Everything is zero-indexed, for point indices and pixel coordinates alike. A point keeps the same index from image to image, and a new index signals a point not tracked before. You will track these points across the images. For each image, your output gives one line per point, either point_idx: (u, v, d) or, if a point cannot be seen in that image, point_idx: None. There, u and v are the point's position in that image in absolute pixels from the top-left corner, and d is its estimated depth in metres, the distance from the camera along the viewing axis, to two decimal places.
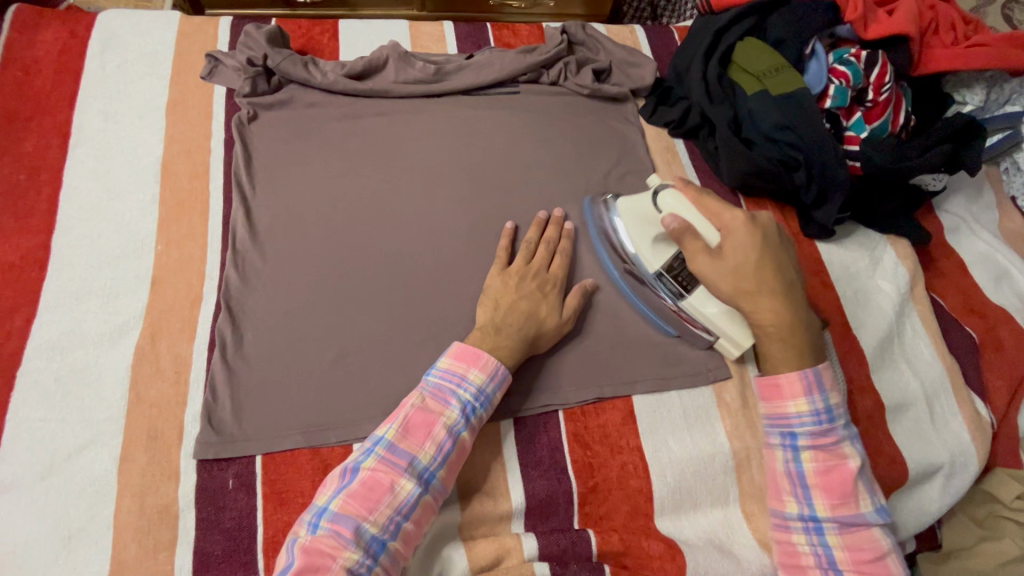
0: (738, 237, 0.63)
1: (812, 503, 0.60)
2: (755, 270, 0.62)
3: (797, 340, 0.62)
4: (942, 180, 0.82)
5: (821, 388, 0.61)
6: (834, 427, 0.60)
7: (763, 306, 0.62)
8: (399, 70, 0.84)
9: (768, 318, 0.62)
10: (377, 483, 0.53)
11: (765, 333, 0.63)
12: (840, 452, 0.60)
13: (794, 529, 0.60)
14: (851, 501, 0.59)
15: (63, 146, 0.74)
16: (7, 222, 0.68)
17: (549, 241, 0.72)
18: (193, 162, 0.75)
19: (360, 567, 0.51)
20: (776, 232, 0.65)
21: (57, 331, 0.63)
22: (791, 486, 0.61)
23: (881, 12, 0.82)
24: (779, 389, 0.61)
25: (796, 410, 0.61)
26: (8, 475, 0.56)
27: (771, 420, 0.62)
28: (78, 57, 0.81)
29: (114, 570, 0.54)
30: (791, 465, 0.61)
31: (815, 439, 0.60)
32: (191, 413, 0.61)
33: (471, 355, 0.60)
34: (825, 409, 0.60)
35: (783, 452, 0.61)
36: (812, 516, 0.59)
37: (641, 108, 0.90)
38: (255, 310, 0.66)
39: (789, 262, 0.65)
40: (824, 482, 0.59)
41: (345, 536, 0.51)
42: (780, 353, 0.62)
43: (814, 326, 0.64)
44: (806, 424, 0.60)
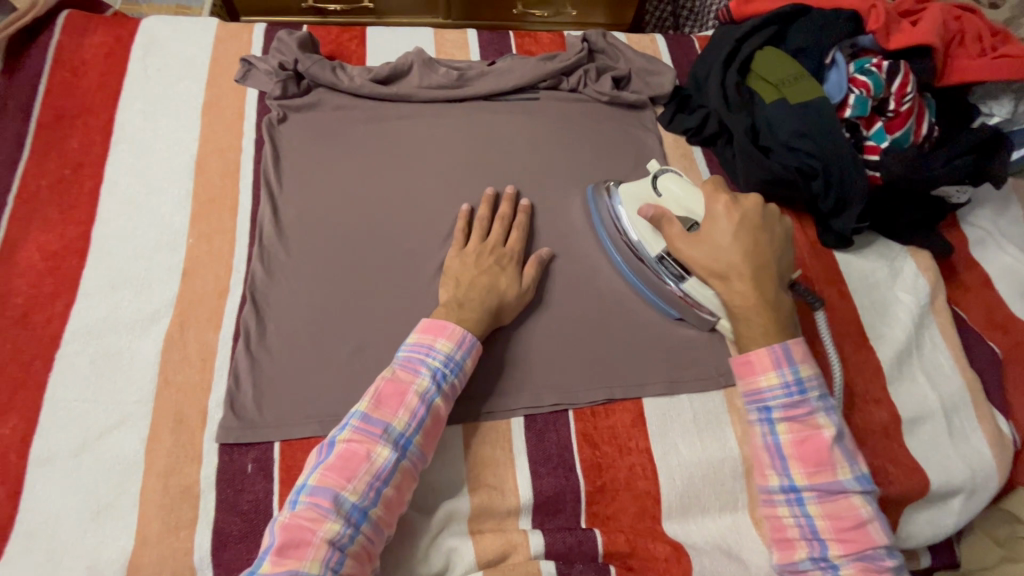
0: (717, 221, 0.66)
1: (790, 474, 0.60)
2: (727, 253, 0.65)
3: (765, 321, 0.63)
4: (966, 194, 0.81)
5: (790, 360, 0.61)
6: (806, 398, 0.60)
7: (732, 288, 0.64)
8: (423, 76, 0.87)
9: (736, 300, 0.64)
10: (354, 454, 0.55)
11: (733, 314, 0.65)
12: (814, 422, 0.60)
13: (778, 502, 0.60)
14: (827, 468, 0.59)
15: (105, 143, 0.79)
16: (52, 213, 0.73)
17: (503, 218, 0.74)
18: (225, 161, 0.79)
19: (342, 538, 0.52)
20: (760, 214, 0.66)
21: (93, 317, 0.67)
22: (770, 459, 0.61)
23: (904, 22, 0.82)
24: (751, 365, 0.62)
25: (768, 384, 0.61)
26: (44, 451, 0.60)
27: (746, 397, 0.63)
28: (122, 59, 0.85)
29: (138, 546, 0.56)
30: (768, 438, 0.61)
31: (788, 411, 0.61)
32: (214, 399, 0.64)
33: (437, 327, 0.63)
34: (795, 380, 0.61)
35: (760, 426, 0.62)
36: (792, 487, 0.59)
37: (660, 116, 0.91)
38: (278, 302, 0.69)
39: (770, 243, 0.66)
40: (800, 453, 0.60)
41: (324, 506, 0.53)
42: (748, 332, 0.63)
43: (787, 310, 0.64)
44: (778, 396, 0.61)
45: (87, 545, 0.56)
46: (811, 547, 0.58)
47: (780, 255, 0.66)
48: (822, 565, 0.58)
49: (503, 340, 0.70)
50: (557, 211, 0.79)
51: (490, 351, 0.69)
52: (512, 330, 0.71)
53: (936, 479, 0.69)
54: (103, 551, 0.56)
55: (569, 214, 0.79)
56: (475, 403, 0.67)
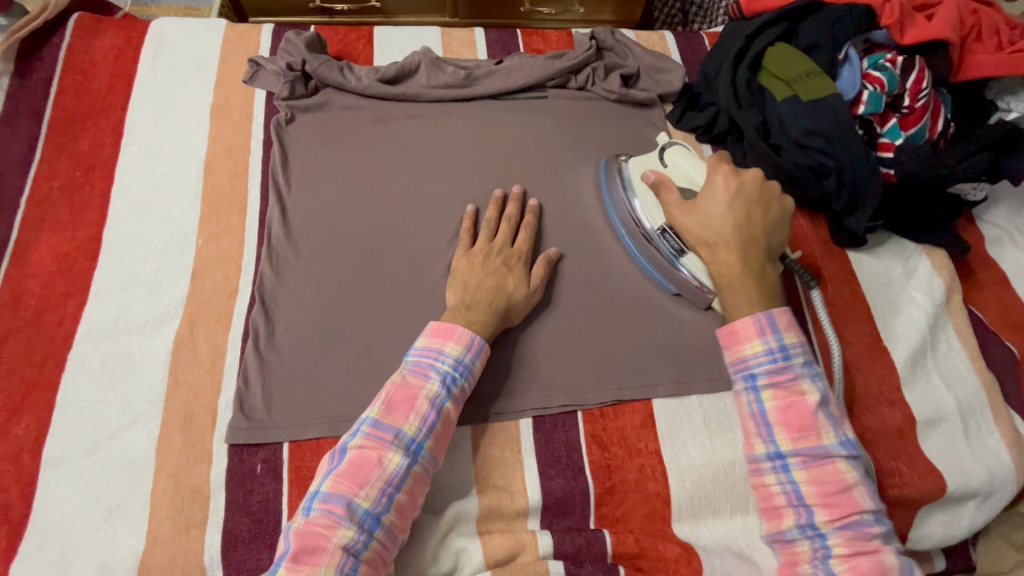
0: (711, 195, 0.68)
1: (775, 440, 0.59)
2: (716, 224, 0.66)
3: (748, 289, 0.64)
4: (982, 190, 0.79)
5: (774, 328, 0.61)
6: (791, 364, 0.60)
7: (718, 257, 0.65)
8: (431, 75, 0.87)
9: (721, 269, 0.65)
10: (365, 460, 0.55)
11: (718, 282, 0.66)
12: (799, 388, 0.59)
13: (765, 471, 0.59)
14: (812, 433, 0.58)
15: (116, 145, 0.79)
16: (64, 215, 0.73)
17: (509, 217, 0.74)
18: (234, 162, 0.79)
19: (356, 544, 0.52)
20: (759, 189, 0.67)
21: (104, 318, 0.67)
22: (756, 427, 0.60)
23: (919, 16, 0.80)
24: (737, 334, 0.62)
25: (752, 351, 0.61)
26: (57, 450, 0.60)
27: (731, 366, 0.62)
28: (132, 61, 0.86)
29: (149, 545, 0.57)
30: (753, 406, 0.60)
31: (772, 377, 0.60)
32: (224, 400, 0.64)
33: (446, 330, 0.62)
34: (779, 347, 0.60)
35: (746, 395, 0.61)
36: (777, 454, 0.59)
37: (670, 113, 0.90)
38: (287, 303, 0.69)
39: (766, 215, 0.67)
40: (785, 419, 0.59)
41: (337, 513, 0.52)
42: (732, 302, 0.64)
43: (773, 280, 0.65)
44: (763, 363, 0.60)
45: (99, 545, 0.56)
46: (798, 514, 0.57)
47: (772, 229, 0.67)
48: (809, 534, 0.57)
49: (511, 341, 0.70)
50: (566, 211, 0.79)
51: (499, 353, 0.69)
52: (521, 331, 0.70)
53: (952, 480, 0.68)
54: (114, 551, 0.56)
55: (578, 213, 0.79)
56: (484, 403, 0.66)
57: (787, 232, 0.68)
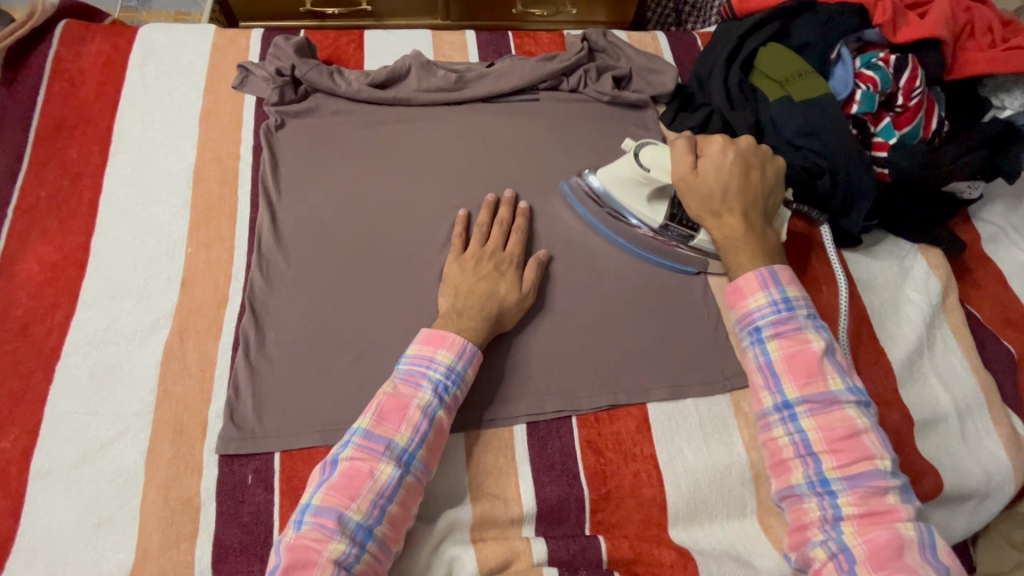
0: (710, 162, 0.69)
1: (782, 389, 0.60)
2: (716, 189, 0.68)
3: (751, 249, 0.66)
4: (978, 189, 0.79)
5: (776, 281, 0.64)
6: (795, 315, 0.62)
7: (723, 220, 0.68)
8: (421, 79, 0.86)
9: (724, 232, 0.68)
10: (357, 471, 0.54)
11: (720, 244, 0.68)
12: (804, 337, 0.61)
13: (773, 423, 0.60)
14: (819, 379, 0.59)
15: (104, 153, 0.78)
16: (52, 224, 0.73)
17: (502, 222, 0.73)
18: (225, 169, 0.78)
19: (347, 557, 0.51)
20: (753, 153, 0.69)
21: (93, 328, 0.66)
22: (762, 377, 0.61)
23: (911, 15, 0.80)
24: (740, 291, 0.65)
25: (756, 304, 0.63)
26: (44, 463, 0.59)
27: (738, 322, 0.65)
28: (120, 68, 0.85)
29: (139, 558, 0.56)
30: (760, 358, 0.62)
31: (777, 328, 0.62)
32: (214, 409, 0.63)
33: (437, 338, 0.62)
34: (783, 299, 0.63)
35: (752, 348, 0.63)
36: (784, 404, 0.60)
37: (662, 114, 0.89)
38: (278, 311, 0.68)
39: (762, 178, 0.69)
40: (791, 367, 0.60)
41: (328, 527, 0.52)
42: (735, 260, 0.67)
43: (772, 240, 0.68)
44: (767, 314, 0.63)
45: (88, 559, 0.56)
46: (806, 465, 0.58)
47: (767, 193, 0.69)
48: (818, 491, 0.57)
49: (504, 346, 0.69)
50: (557, 214, 0.78)
51: (492, 358, 0.68)
52: (514, 336, 0.70)
53: (949, 479, 0.68)
54: (103, 565, 0.56)
55: (571, 217, 0.78)
56: (478, 409, 0.66)
57: (781, 194, 0.71)
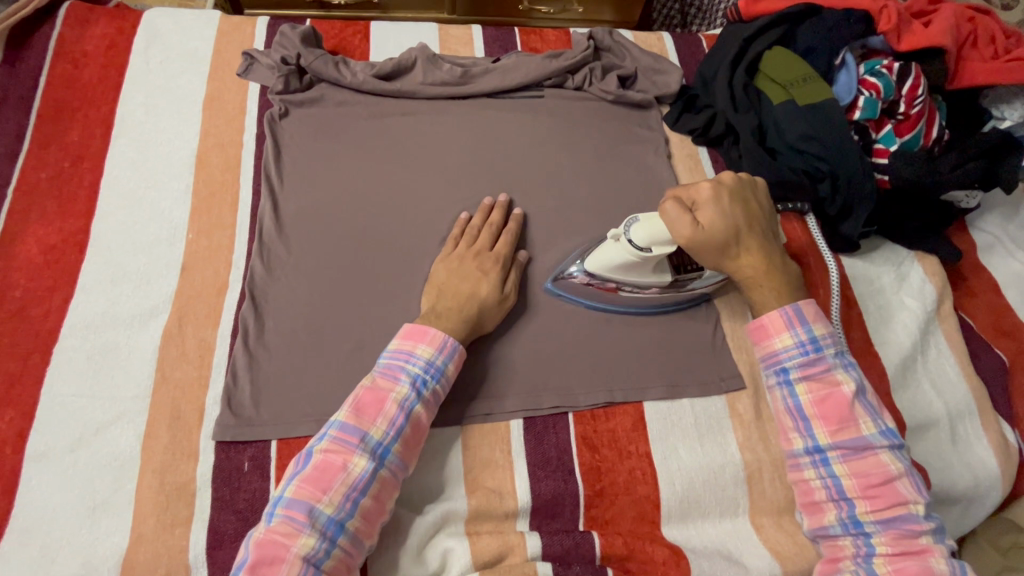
0: (709, 209, 0.67)
1: (814, 434, 0.62)
2: (726, 234, 0.67)
3: (775, 286, 0.67)
4: (975, 199, 0.79)
5: (802, 320, 0.65)
6: (822, 356, 0.64)
7: (740, 262, 0.68)
8: (427, 72, 0.86)
9: (745, 273, 0.68)
10: (330, 465, 0.54)
11: (744, 285, 0.68)
12: (832, 379, 0.63)
13: (804, 465, 0.62)
14: (851, 424, 0.61)
15: (106, 136, 0.78)
16: (52, 206, 0.72)
17: (491, 225, 0.73)
18: (227, 156, 0.78)
19: (317, 552, 0.51)
20: (743, 192, 0.69)
21: (91, 311, 0.66)
22: (793, 422, 0.63)
23: (916, 23, 0.80)
24: (765, 329, 0.66)
25: (783, 345, 0.65)
26: (40, 445, 0.59)
27: (763, 361, 0.66)
28: (124, 52, 0.85)
29: (133, 542, 0.56)
30: (789, 401, 0.64)
31: (805, 370, 0.63)
32: (212, 396, 0.63)
33: (418, 333, 0.62)
34: (810, 340, 0.64)
35: (780, 390, 0.64)
36: (816, 448, 0.61)
37: (666, 115, 0.89)
38: (278, 299, 0.68)
39: (760, 215, 0.69)
40: (822, 412, 0.62)
41: (298, 520, 0.52)
42: (761, 299, 0.67)
43: (793, 272, 0.69)
44: (794, 356, 0.64)
45: (82, 541, 0.56)
46: (839, 508, 0.60)
47: (771, 227, 0.70)
48: (851, 530, 0.59)
49: (504, 342, 0.70)
50: (559, 212, 0.78)
51: (491, 353, 0.69)
52: (513, 332, 0.70)
53: (937, 483, 0.69)
54: (97, 548, 0.56)
55: (572, 214, 0.78)
56: (475, 403, 0.66)
57: (779, 224, 0.72)
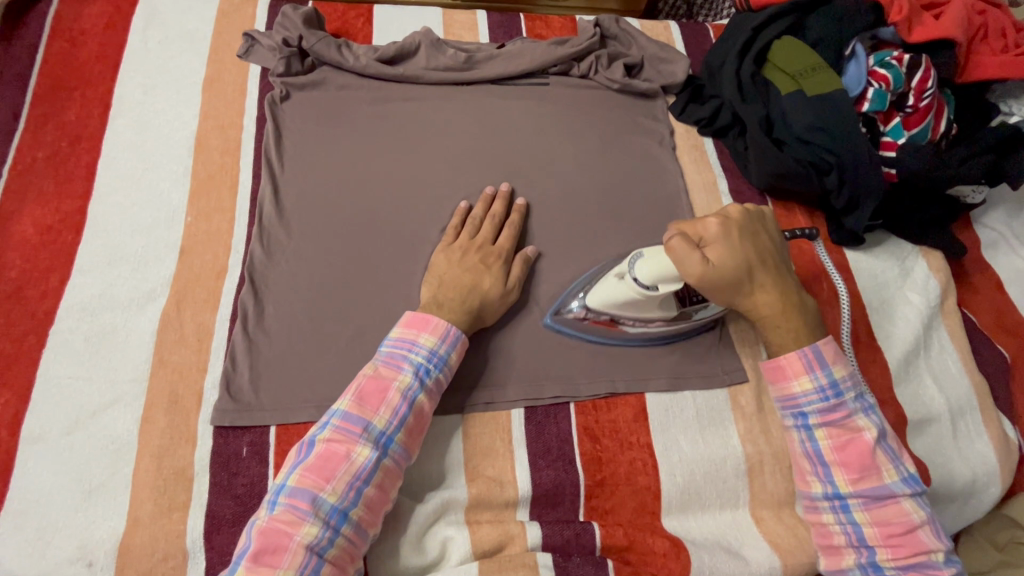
0: (718, 245, 0.62)
1: (834, 481, 0.60)
2: (739, 272, 0.62)
3: (794, 325, 0.63)
4: (981, 194, 0.78)
5: (822, 362, 0.62)
6: (843, 401, 0.61)
7: (756, 300, 0.63)
8: (431, 57, 0.85)
9: (761, 312, 0.63)
10: (334, 453, 0.54)
11: (761, 323, 0.64)
12: (853, 425, 0.60)
13: (823, 509, 0.61)
14: (873, 472, 0.59)
15: (103, 116, 0.77)
16: (48, 186, 0.71)
17: (494, 216, 0.72)
18: (226, 138, 0.77)
19: (320, 541, 0.51)
20: (751, 225, 0.64)
21: (88, 293, 0.65)
22: (812, 466, 0.62)
23: (927, 15, 0.79)
24: (783, 370, 0.62)
25: (801, 389, 0.62)
26: (35, 428, 0.59)
27: (780, 402, 0.63)
28: (122, 31, 0.83)
29: (129, 527, 0.55)
30: (807, 445, 0.62)
31: (825, 415, 0.61)
32: (210, 380, 0.62)
33: (420, 321, 0.61)
34: (830, 384, 0.61)
35: (798, 433, 0.62)
36: (836, 494, 0.60)
37: (672, 105, 0.88)
38: (278, 284, 0.67)
39: (772, 248, 0.65)
40: (843, 459, 0.60)
41: (302, 509, 0.51)
42: (779, 339, 0.63)
43: (810, 306, 0.65)
44: (813, 401, 0.61)
45: (78, 525, 0.55)
46: (859, 553, 0.59)
47: (784, 259, 0.66)
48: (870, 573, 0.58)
49: (505, 330, 0.69)
50: (562, 201, 0.77)
51: (492, 342, 0.68)
52: (515, 321, 0.70)
53: (938, 478, 0.69)
54: (94, 532, 0.55)
55: (576, 203, 0.77)
56: (476, 392, 0.66)
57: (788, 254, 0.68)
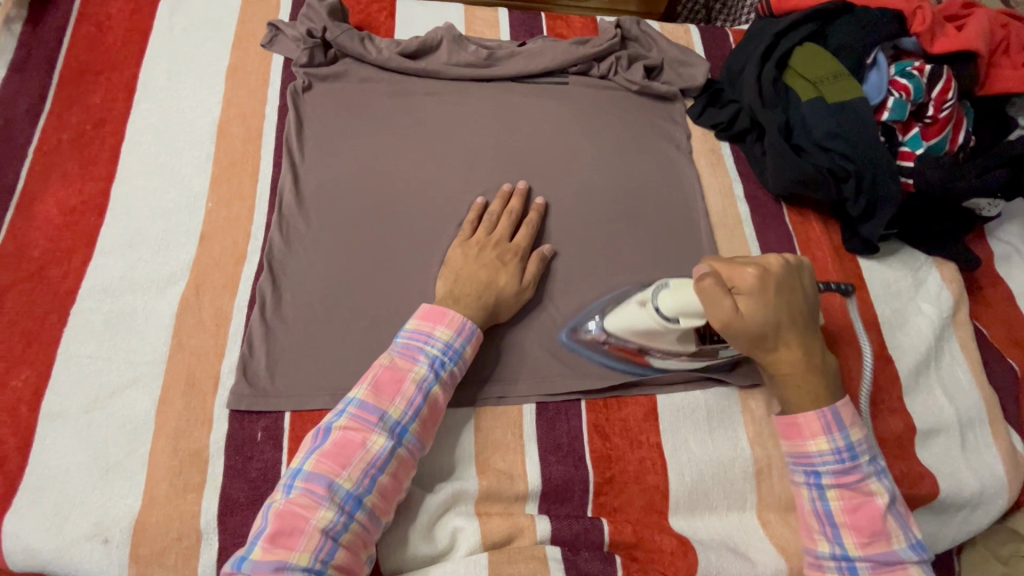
0: (750, 297, 0.60)
1: (843, 542, 0.59)
2: (767, 329, 0.60)
3: (811, 385, 0.62)
4: (997, 207, 0.78)
5: (840, 425, 0.60)
6: (858, 464, 0.60)
7: (779, 357, 0.62)
8: (452, 52, 0.85)
9: (781, 368, 0.62)
10: (349, 441, 0.54)
11: (779, 379, 0.63)
12: (867, 489, 0.59)
13: (828, 568, 0.59)
14: (883, 538, 0.58)
15: (128, 101, 0.77)
16: (72, 167, 0.72)
17: (511, 212, 0.72)
18: (248, 127, 0.77)
19: (335, 526, 0.51)
20: (788, 280, 0.62)
21: (109, 275, 0.66)
22: (820, 525, 0.60)
23: (949, 27, 0.79)
24: (799, 428, 0.61)
25: (817, 448, 0.60)
26: (55, 405, 0.59)
27: (793, 459, 0.62)
28: (148, 17, 0.84)
29: (145, 505, 0.56)
30: (817, 504, 0.60)
31: (838, 477, 0.60)
32: (227, 364, 0.63)
33: (436, 314, 0.62)
34: (846, 446, 0.60)
35: (808, 490, 0.61)
36: (844, 556, 0.58)
37: (690, 108, 0.89)
38: (296, 272, 0.68)
39: (803, 306, 0.63)
40: (853, 522, 0.58)
41: (318, 493, 0.52)
42: (796, 397, 0.62)
43: (830, 367, 0.63)
44: (829, 462, 0.60)
45: (95, 502, 0.56)
46: None
47: (812, 318, 0.64)
48: None
49: (518, 327, 0.70)
50: (578, 200, 0.78)
51: (505, 338, 0.69)
52: (528, 318, 0.70)
53: (947, 489, 0.69)
54: (110, 509, 0.56)
55: (591, 203, 0.78)
56: (488, 385, 0.66)
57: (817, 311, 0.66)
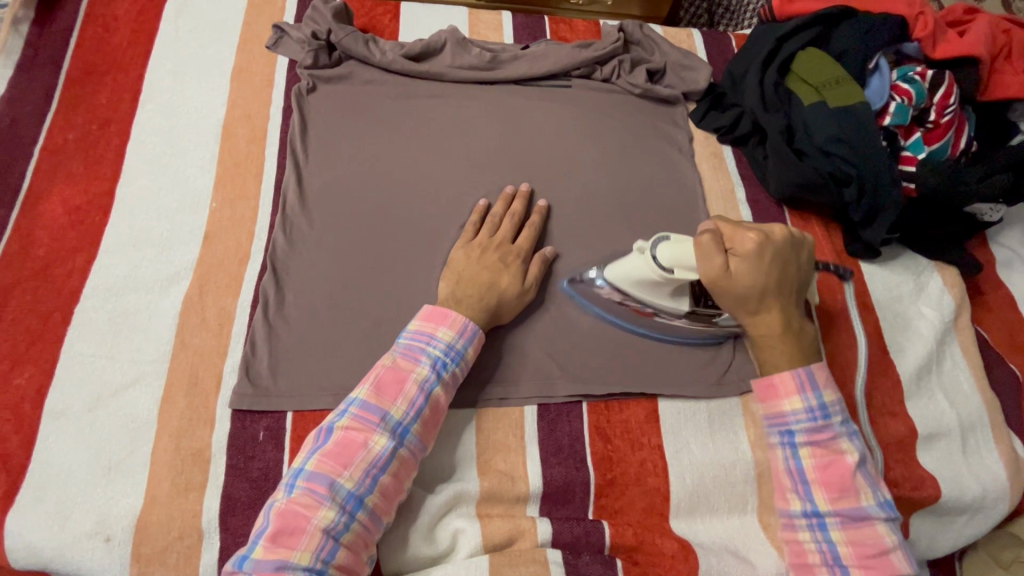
0: (743, 258, 0.61)
1: (813, 498, 0.59)
2: (751, 289, 0.61)
3: (787, 348, 0.62)
4: (999, 212, 0.78)
5: (814, 385, 0.60)
6: (830, 424, 0.60)
7: (759, 319, 0.62)
8: (455, 55, 0.86)
9: (759, 330, 0.63)
10: (351, 441, 0.54)
11: (755, 341, 0.63)
12: (838, 447, 0.59)
13: (799, 527, 0.59)
14: (851, 494, 0.58)
15: (134, 102, 0.78)
16: (78, 167, 0.72)
17: (514, 215, 0.73)
18: (253, 127, 0.78)
19: (335, 526, 0.51)
20: (786, 249, 0.63)
21: (113, 274, 0.66)
22: (792, 483, 0.60)
23: (951, 32, 0.80)
24: (775, 389, 0.61)
25: (791, 408, 0.60)
26: (58, 404, 0.60)
27: (768, 421, 0.62)
28: (154, 18, 0.85)
29: (147, 505, 0.56)
30: (790, 463, 0.60)
31: (811, 436, 0.60)
32: (230, 364, 0.63)
33: (439, 316, 0.62)
34: (819, 406, 0.60)
35: (782, 449, 0.61)
36: (814, 511, 0.59)
37: (693, 111, 0.89)
38: (299, 273, 0.68)
39: (795, 277, 0.63)
40: (824, 478, 0.58)
41: (319, 493, 0.52)
42: (770, 359, 0.62)
43: (809, 338, 0.63)
44: (802, 421, 0.60)
45: (97, 500, 0.56)
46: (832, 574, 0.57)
47: (802, 290, 0.64)
48: None
49: (521, 328, 0.70)
50: (580, 202, 0.78)
51: (506, 340, 0.69)
52: (529, 320, 0.70)
53: (948, 494, 0.69)
54: (112, 507, 0.56)
55: (594, 205, 0.78)
56: (491, 386, 0.66)
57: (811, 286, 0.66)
